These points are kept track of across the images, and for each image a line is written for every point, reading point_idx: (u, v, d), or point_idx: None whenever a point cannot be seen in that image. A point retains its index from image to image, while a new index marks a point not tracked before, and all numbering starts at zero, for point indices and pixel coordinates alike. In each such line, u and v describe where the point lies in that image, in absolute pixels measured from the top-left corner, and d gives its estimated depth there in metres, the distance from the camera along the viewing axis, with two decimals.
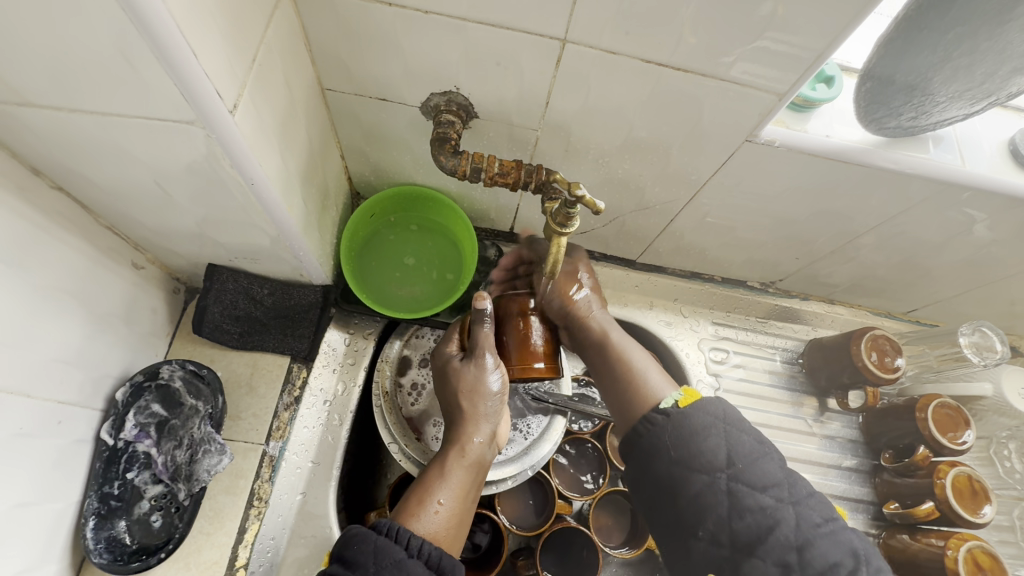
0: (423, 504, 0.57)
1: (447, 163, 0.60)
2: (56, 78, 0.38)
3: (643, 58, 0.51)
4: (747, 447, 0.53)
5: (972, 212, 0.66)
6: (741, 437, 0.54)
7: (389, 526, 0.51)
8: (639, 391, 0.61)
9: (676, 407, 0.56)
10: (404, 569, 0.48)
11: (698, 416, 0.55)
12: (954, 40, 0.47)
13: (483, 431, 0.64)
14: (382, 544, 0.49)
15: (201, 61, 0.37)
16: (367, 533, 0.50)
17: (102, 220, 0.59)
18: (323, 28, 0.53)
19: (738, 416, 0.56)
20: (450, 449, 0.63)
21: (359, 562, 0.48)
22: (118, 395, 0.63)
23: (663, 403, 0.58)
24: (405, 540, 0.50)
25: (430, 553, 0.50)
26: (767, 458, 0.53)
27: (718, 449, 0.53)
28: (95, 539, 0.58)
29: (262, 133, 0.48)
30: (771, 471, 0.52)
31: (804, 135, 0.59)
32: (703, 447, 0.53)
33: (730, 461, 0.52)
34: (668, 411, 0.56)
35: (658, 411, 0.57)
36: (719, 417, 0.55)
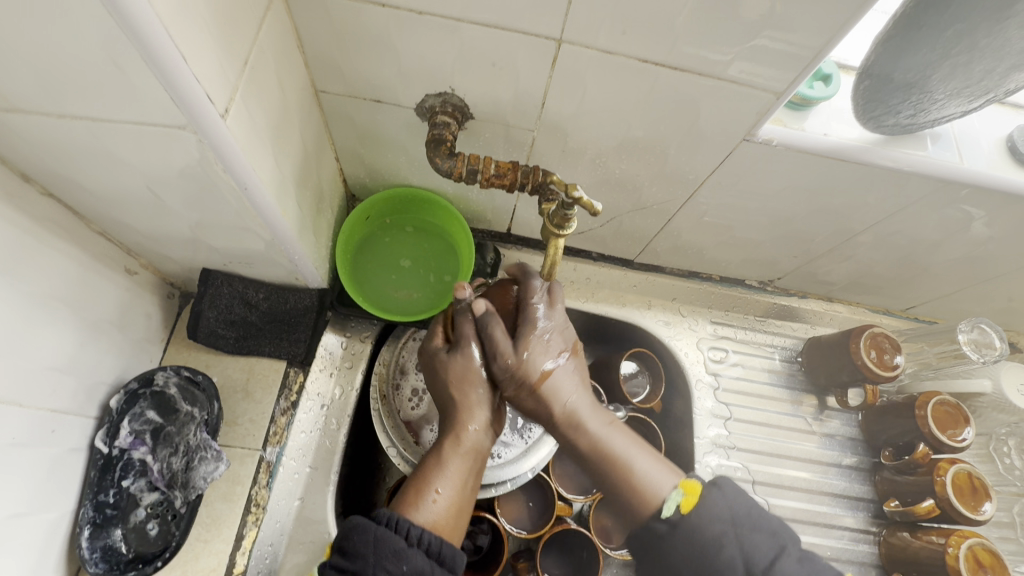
0: (421, 494, 0.55)
1: (442, 165, 0.60)
2: (43, 84, 0.37)
3: (640, 58, 0.51)
4: (762, 548, 0.52)
5: (971, 209, 0.66)
6: (754, 537, 0.53)
7: (389, 515, 0.51)
8: (633, 483, 0.58)
9: (678, 514, 0.55)
10: (405, 559, 0.48)
11: (706, 525, 0.54)
12: (953, 38, 0.47)
13: (479, 419, 0.62)
14: (382, 535, 0.49)
15: (190, 64, 0.36)
16: (367, 523, 0.49)
17: (94, 225, 0.58)
18: (316, 29, 0.52)
19: (747, 510, 0.55)
20: (447, 437, 0.61)
21: (359, 554, 0.48)
22: (112, 402, 0.62)
23: (665, 510, 0.55)
24: (405, 530, 0.50)
25: (431, 542, 0.50)
26: (784, 555, 0.52)
27: (734, 562, 0.52)
28: (91, 548, 0.58)
29: (255, 137, 0.47)
30: (791, 573, 0.50)
31: (802, 134, 0.58)
32: (716, 563, 0.52)
33: (748, 570, 0.51)
34: (670, 518, 0.55)
35: (660, 520, 0.56)
36: (727, 519, 0.54)
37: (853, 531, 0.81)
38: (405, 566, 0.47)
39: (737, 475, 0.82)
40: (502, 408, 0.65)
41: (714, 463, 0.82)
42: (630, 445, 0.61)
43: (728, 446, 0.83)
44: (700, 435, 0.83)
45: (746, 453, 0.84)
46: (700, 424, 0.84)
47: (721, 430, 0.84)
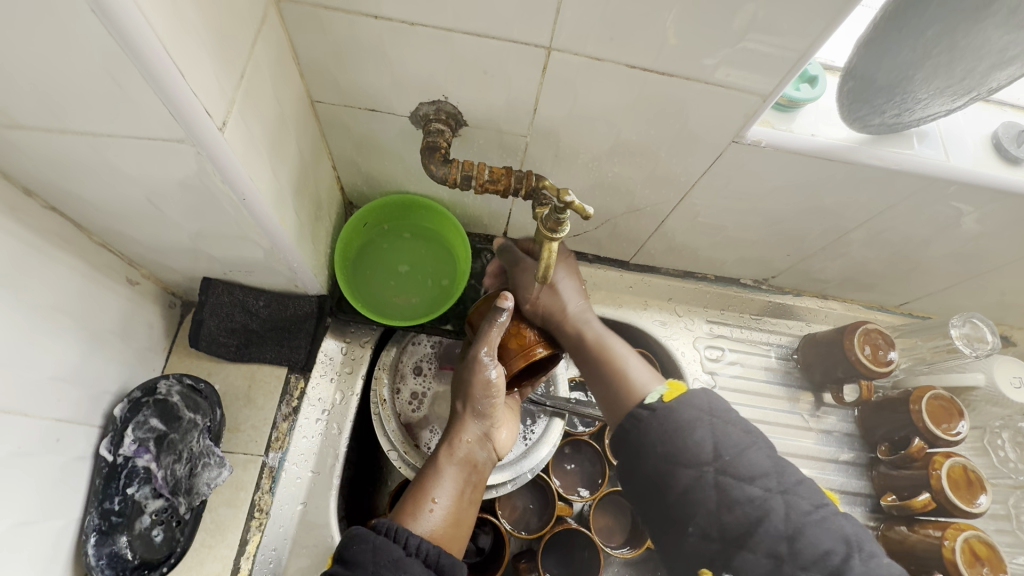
0: (420, 504, 0.58)
1: (437, 171, 0.61)
2: (45, 101, 0.38)
3: (628, 64, 0.52)
4: (735, 438, 0.52)
5: (959, 205, 0.67)
6: (726, 428, 0.52)
7: (388, 526, 0.52)
8: (626, 385, 0.60)
9: (661, 402, 0.55)
10: (403, 569, 0.48)
11: (685, 410, 0.54)
12: (932, 38, 0.48)
13: (474, 432, 0.65)
14: (381, 544, 0.50)
15: (188, 79, 0.37)
16: (368, 533, 0.51)
17: (96, 237, 0.59)
18: (311, 42, 0.53)
19: (725, 408, 0.55)
20: (446, 446, 0.64)
21: (358, 562, 0.48)
22: (116, 411, 0.63)
23: (646, 399, 0.56)
24: (403, 539, 0.51)
25: (429, 552, 0.51)
26: (752, 448, 0.51)
27: (704, 443, 0.51)
28: (98, 555, 0.58)
29: (252, 148, 0.48)
30: (758, 463, 0.50)
31: (790, 135, 0.59)
32: (688, 442, 0.51)
33: (717, 452, 0.51)
34: (653, 405, 0.55)
35: (644, 407, 0.56)
36: (704, 410, 0.53)
37: None
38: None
39: None
40: (500, 426, 0.68)
41: None
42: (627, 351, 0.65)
43: None
44: None
45: None
46: None
47: None
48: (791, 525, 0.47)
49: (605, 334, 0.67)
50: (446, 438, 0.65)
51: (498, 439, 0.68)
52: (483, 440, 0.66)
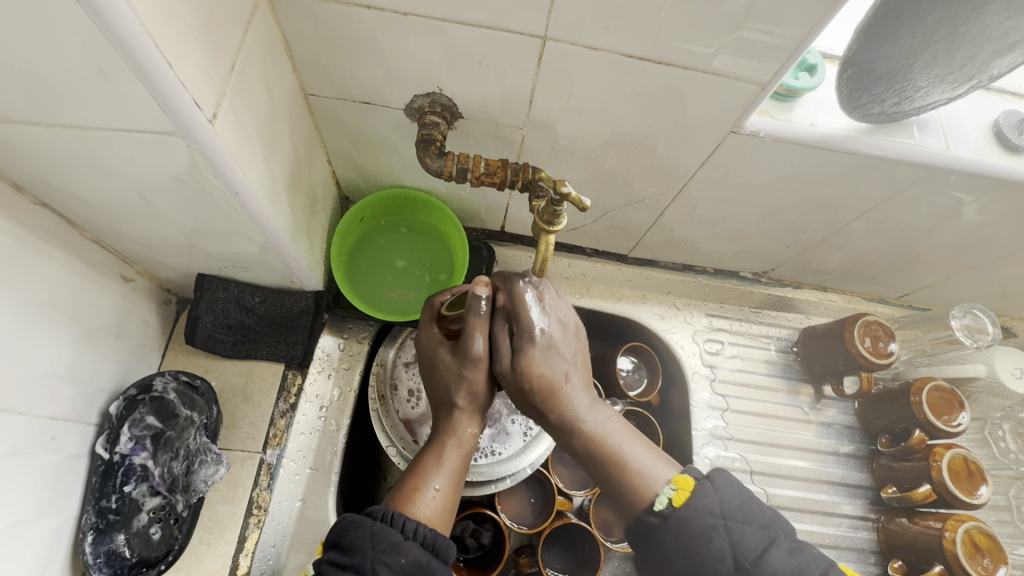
0: (420, 489, 0.55)
1: (432, 165, 0.60)
2: (31, 94, 0.38)
3: (625, 54, 0.51)
4: (752, 544, 0.50)
5: (960, 195, 0.66)
6: (743, 531, 0.51)
7: (385, 510, 0.51)
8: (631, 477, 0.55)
9: (670, 509, 0.52)
10: (402, 552, 0.48)
11: (698, 519, 0.51)
12: (930, 26, 0.47)
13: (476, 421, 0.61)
14: (379, 529, 0.49)
15: (176, 69, 0.37)
16: (363, 519, 0.50)
17: (88, 234, 0.58)
18: (302, 32, 0.52)
19: (739, 505, 0.52)
20: (446, 433, 0.59)
21: (356, 548, 0.48)
22: (112, 408, 0.63)
23: (657, 504, 0.53)
24: (401, 523, 0.50)
25: (427, 535, 0.50)
26: (773, 549, 0.50)
27: (723, 554, 0.50)
28: (95, 553, 0.58)
29: (244, 140, 0.48)
30: (780, 565, 0.49)
31: (788, 125, 0.59)
32: (706, 556, 0.50)
33: (737, 565, 0.49)
34: (663, 512, 0.53)
35: (652, 513, 0.53)
36: (718, 513, 0.51)
37: (852, 518, 0.82)
38: (403, 558, 0.47)
39: (735, 465, 0.82)
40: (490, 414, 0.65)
41: (712, 454, 0.82)
42: (606, 414, 0.59)
43: (725, 437, 0.84)
44: (698, 427, 0.84)
45: (744, 444, 0.84)
46: (698, 416, 0.84)
47: (718, 421, 0.85)
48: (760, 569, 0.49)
49: (605, 423, 0.58)
50: (444, 423, 0.61)
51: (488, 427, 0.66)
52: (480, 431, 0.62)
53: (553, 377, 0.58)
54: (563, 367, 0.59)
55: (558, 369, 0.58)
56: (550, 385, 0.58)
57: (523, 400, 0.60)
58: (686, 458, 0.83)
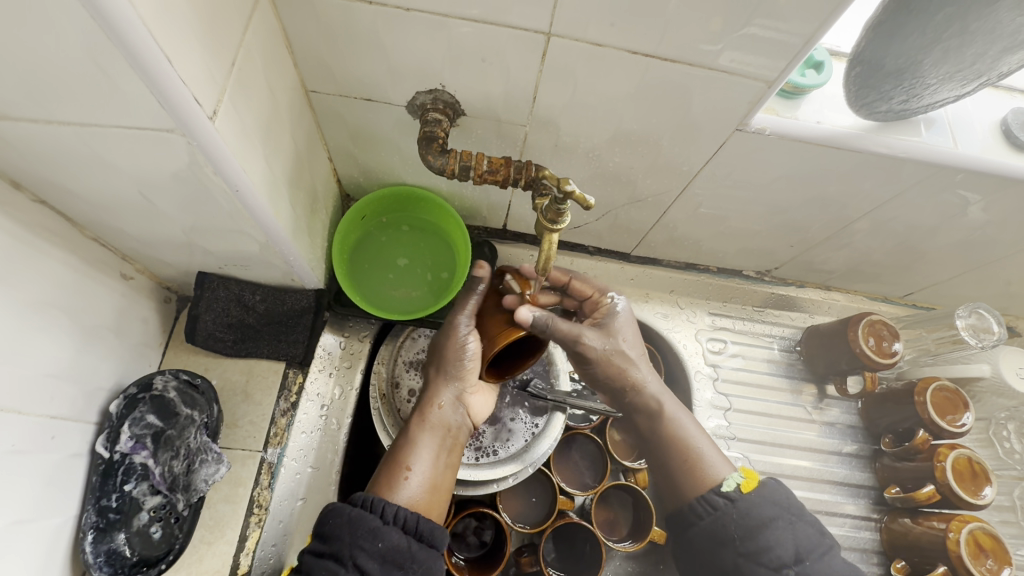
0: (395, 470, 0.61)
1: (434, 162, 0.60)
2: (30, 90, 0.37)
3: (630, 50, 0.51)
4: (810, 540, 0.57)
5: (967, 194, 0.66)
6: (804, 528, 0.58)
7: (365, 498, 0.54)
8: (698, 469, 0.64)
9: (738, 492, 0.60)
10: (380, 537, 0.51)
11: (764, 506, 0.59)
12: (942, 22, 0.47)
13: (448, 398, 0.67)
14: (357, 516, 0.52)
15: (176, 66, 0.36)
16: (344, 506, 0.53)
17: (87, 231, 0.58)
18: (303, 28, 0.52)
19: (799, 507, 0.60)
20: (423, 414, 0.66)
21: (336, 535, 0.51)
22: (112, 407, 0.62)
23: (724, 486, 0.61)
24: (381, 509, 0.53)
25: (406, 518, 0.53)
26: (830, 553, 0.56)
27: (786, 542, 0.56)
28: (95, 553, 0.58)
29: (245, 137, 0.47)
30: (835, 567, 0.55)
31: (794, 122, 0.58)
32: (770, 540, 0.56)
33: (796, 556, 0.56)
34: (730, 494, 0.60)
35: (720, 494, 0.60)
36: (784, 506, 0.59)
37: (855, 518, 0.81)
38: (381, 543, 0.51)
39: (737, 465, 0.82)
40: (475, 391, 0.69)
41: None
42: (678, 406, 0.70)
43: (728, 437, 0.84)
44: (701, 426, 0.83)
45: (747, 444, 0.84)
46: (700, 416, 0.84)
47: (720, 420, 0.84)
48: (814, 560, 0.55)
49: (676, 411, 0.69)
50: (421, 407, 0.67)
51: (475, 404, 0.69)
52: (458, 405, 0.67)
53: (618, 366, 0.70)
54: (635, 364, 0.70)
55: (640, 368, 0.70)
56: (625, 376, 0.70)
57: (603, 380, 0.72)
58: None
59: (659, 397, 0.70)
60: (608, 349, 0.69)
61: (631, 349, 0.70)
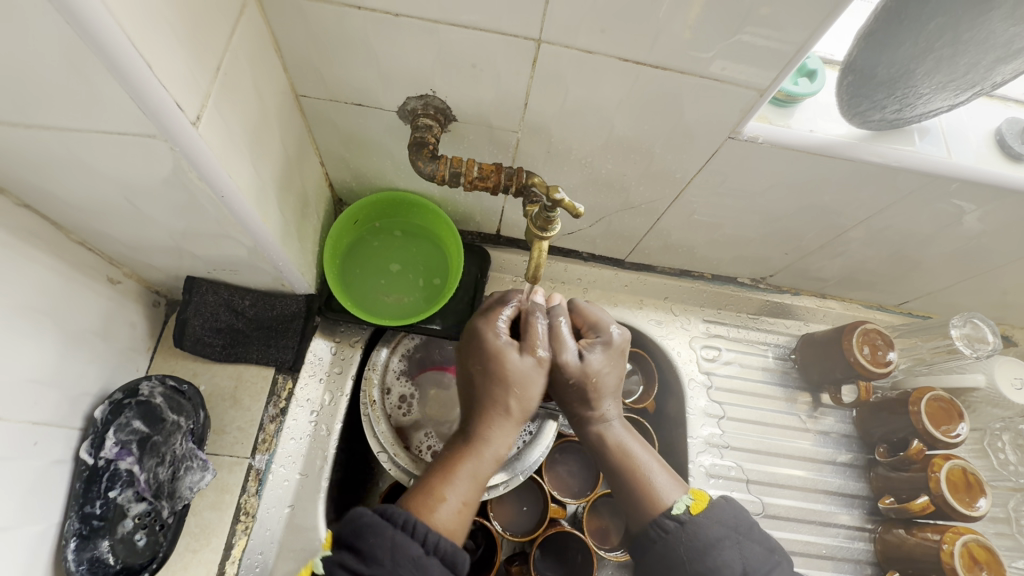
0: (437, 499, 0.53)
1: (425, 168, 0.59)
2: (8, 96, 0.37)
3: (621, 57, 0.50)
4: (760, 561, 0.52)
5: (961, 203, 0.65)
6: (754, 547, 0.53)
7: (406, 518, 0.49)
8: (648, 491, 0.58)
9: (688, 514, 0.55)
10: (422, 568, 0.47)
11: (711, 527, 0.54)
12: (933, 32, 0.46)
13: (508, 441, 0.58)
14: (399, 540, 0.47)
15: (157, 71, 0.36)
16: (383, 524, 0.48)
17: (73, 235, 0.57)
18: (292, 33, 0.52)
19: (751, 525, 0.56)
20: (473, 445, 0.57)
21: (373, 556, 0.46)
22: (96, 413, 0.62)
23: (673, 509, 0.56)
24: (422, 536, 0.48)
25: (447, 550, 0.49)
26: (780, 569, 0.52)
27: (734, 564, 0.52)
28: (77, 560, 0.57)
29: (230, 143, 0.47)
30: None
31: (787, 131, 0.58)
32: (717, 562, 0.52)
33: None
34: (680, 517, 0.55)
35: (669, 516, 0.56)
36: (731, 526, 0.54)
37: (849, 528, 0.80)
38: (422, 574, 0.46)
39: (730, 474, 0.81)
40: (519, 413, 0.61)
41: (708, 462, 0.81)
42: (638, 440, 0.63)
43: (722, 445, 0.83)
44: (694, 434, 0.83)
45: (741, 452, 0.83)
46: (694, 424, 0.83)
47: (714, 429, 0.84)
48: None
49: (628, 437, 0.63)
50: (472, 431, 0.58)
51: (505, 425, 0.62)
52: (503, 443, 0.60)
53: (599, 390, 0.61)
54: (609, 386, 0.62)
55: (604, 395, 0.62)
56: (593, 397, 0.61)
57: (568, 400, 0.63)
58: (682, 466, 0.82)
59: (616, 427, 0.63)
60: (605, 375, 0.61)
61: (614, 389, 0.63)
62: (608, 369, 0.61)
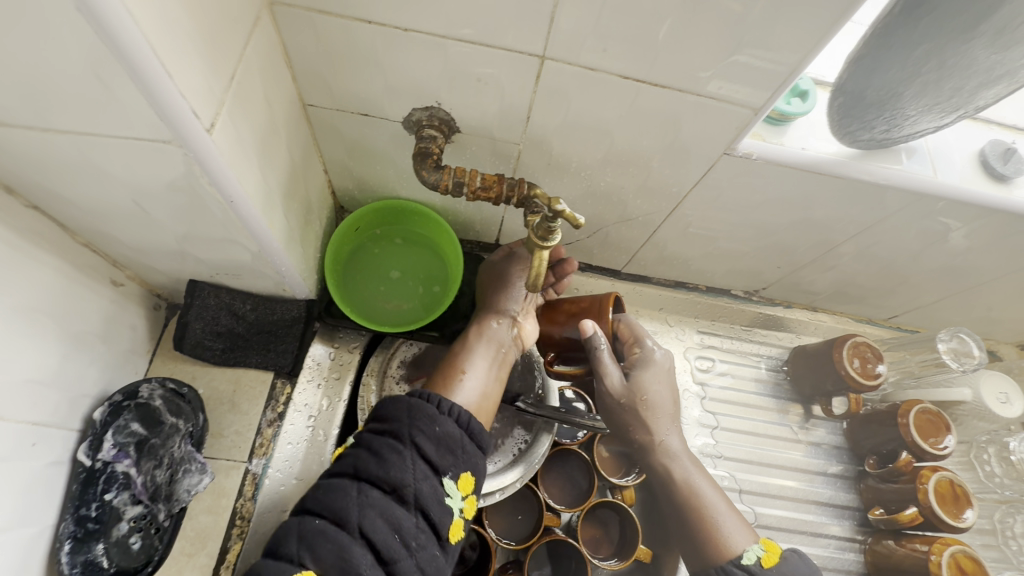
0: (454, 376, 0.62)
1: (428, 177, 0.60)
2: (27, 100, 0.38)
3: (622, 75, 0.52)
4: None
5: (948, 221, 0.67)
6: None
7: (423, 391, 0.53)
8: (716, 537, 0.67)
9: (759, 566, 0.63)
10: (437, 424, 0.51)
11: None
12: (920, 57, 0.48)
13: (505, 323, 0.69)
14: (416, 403, 0.52)
15: (174, 78, 0.37)
16: (401, 396, 0.52)
17: (79, 237, 0.58)
18: (303, 45, 0.53)
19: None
20: (480, 332, 0.68)
21: (395, 417, 0.51)
22: (96, 414, 0.62)
23: (744, 559, 0.64)
24: (437, 401, 0.53)
25: (460, 413, 0.53)
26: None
27: None
28: (71, 564, 0.56)
29: (240, 149, 0.48)
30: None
31: (780, 149, 0.60)
32: None
33: None
34: (749, 567, 0.63)
35: (738, 566, 0.64)
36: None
37: (839, 539, 0.81)
38: (437, 428, 0.51)
39: (724, 484, 0.82)
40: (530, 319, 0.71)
41: None
42: (698, 470, 0.74)
43: (715, 455, 0.84)
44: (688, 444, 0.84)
45: (733, 462, 0.84)
46: (687, 433, 0.84)
47: (707, 439, 0.85)
48: None
49: (691, 470, 0.73)
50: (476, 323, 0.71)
51: (527, 331, 0.70)
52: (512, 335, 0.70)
53: (655, 404, 0.73)
54: (661, 413, 0.74)
55: (660, 417, 0.74)
56: (649, 426, 0.74)
57: (626, 426, 0.75)
58: None
59: (680, 457, 0.73)
60: (659, 397, 0.73)
61: (670, 412, 0.75)
62: (657, 389, 0.73)
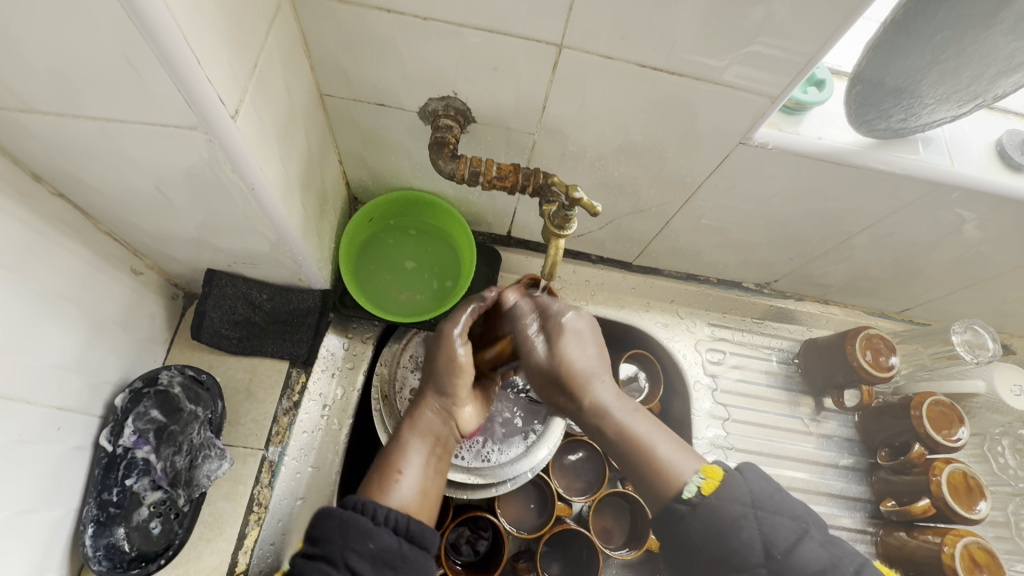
0: (386, 475, 0.57)
1: (445, 167, 0.61)
2: (58, 85, 0.38)
3: (638, 63, 0.52)
4: (783, 533, 0.51)
5: (963, 212, 0.67)
6: (776, 521, 0.51)
7: (356, 500, 0.51)
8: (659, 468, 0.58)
9: (699, 496, 0.53)
10: (372, 538, 0.48)
11: (728, 507, 0.52)
12: (941, 43, 0.48)
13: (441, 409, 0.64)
14: (347, 518, 0.49)
15: (204, 65, 0.37)
16: (333, 508, 0.50)
17: (101, 225, 0.59)
18: (321, 34, 0.53)
19: (771, 495, 0.53)
20: (413, 422, 0.63)
21: (327, 538, 0.48)
22: (117, 400, 0.63)
23: (685, 492, 0.54)
24: (371, 511, 0.50)
25: (398, 519, 0.50)
26: (806, 540, 0.51)
27: (754, 542, 0.50)
28: (94, 546, 0.58)
29: (262, 138, 0.48)
30: (813, 557, 0.49)
31: (796, 138, 0.60)
32: (737, 543, 0.50)
33: (768, 553, 0.50)
34: (691, 500, 0.54)
35: (681, 501, 0.54)
36: (749, 502, 0.52)
37: (850, 531, 0.82)
38: (371, 544, 0.48)
39: None
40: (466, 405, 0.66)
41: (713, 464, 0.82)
42: (657, 435, 0.61)
43: (726, 447, 0.84)
44: (699, 436, 0.84)
45: (744, 454, 0.84)
46: (699, 425, 0.84)
47: (718, 431, 0.85)
48: (785, 550, 0.50)
49: (630, 415, 0.63)
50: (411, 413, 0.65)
51: (465, 415, 0.66)
52: (448, 417, 0.65)
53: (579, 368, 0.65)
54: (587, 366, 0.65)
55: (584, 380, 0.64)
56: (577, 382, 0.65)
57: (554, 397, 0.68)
58: None
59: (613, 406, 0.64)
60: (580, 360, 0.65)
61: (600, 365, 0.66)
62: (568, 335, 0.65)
